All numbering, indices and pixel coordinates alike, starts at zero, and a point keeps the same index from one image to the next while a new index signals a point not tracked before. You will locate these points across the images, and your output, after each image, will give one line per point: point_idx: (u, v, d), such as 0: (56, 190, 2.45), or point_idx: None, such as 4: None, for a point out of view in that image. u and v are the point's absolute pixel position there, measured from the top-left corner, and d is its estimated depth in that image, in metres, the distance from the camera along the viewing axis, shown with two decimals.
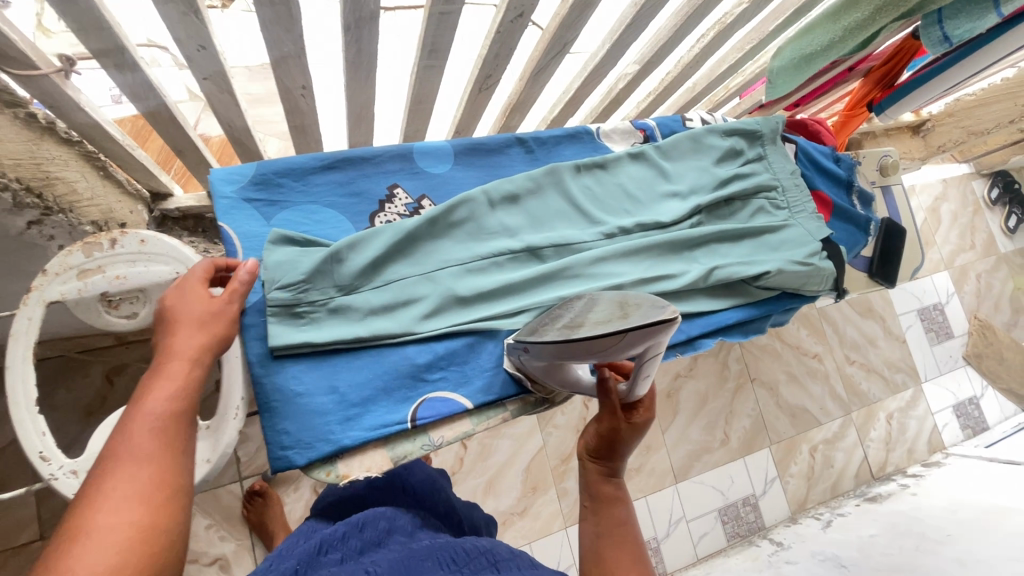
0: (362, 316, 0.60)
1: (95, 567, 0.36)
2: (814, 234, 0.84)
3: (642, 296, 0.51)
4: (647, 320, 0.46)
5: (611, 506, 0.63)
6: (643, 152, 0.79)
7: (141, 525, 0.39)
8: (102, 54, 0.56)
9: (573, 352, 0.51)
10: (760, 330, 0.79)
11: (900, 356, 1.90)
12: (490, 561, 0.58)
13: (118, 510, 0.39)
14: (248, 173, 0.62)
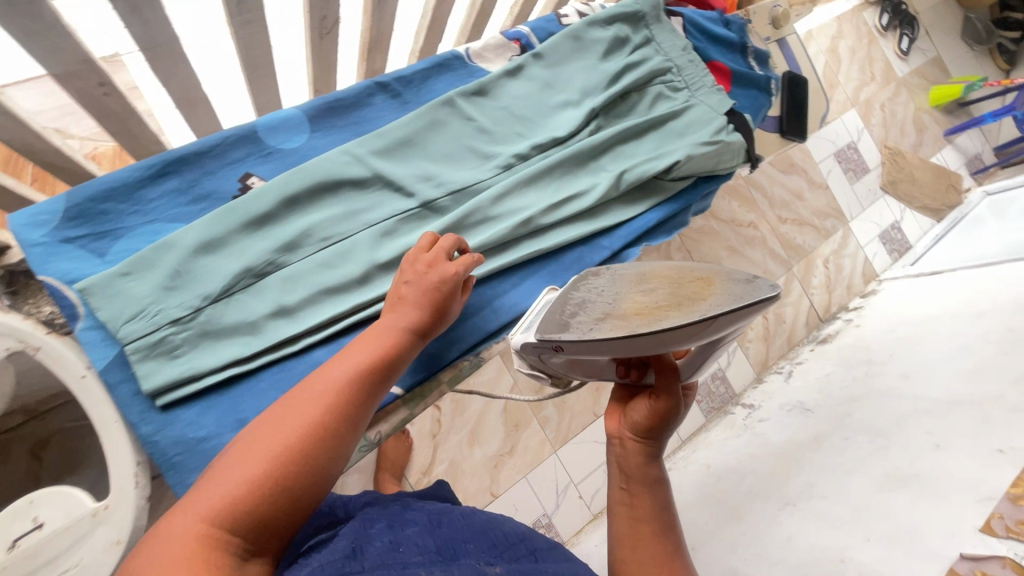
0: (232, 335, 0.61)
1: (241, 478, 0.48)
2: (717, 109, 0.81)
3: (728, 273, 0.52)
4: (744, 302, 0.46)
5: (652, 490, 0.67)
6: (523, 65, 0.71)
7: (276, 464, 0.50)
8: None
9: (647, 345, 0.52)
10: (684, 222, 0.78)
11: (826, 202, 1.97)
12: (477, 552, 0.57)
13: (281, 443, 0.51)
14: (60, 208, 0.61)
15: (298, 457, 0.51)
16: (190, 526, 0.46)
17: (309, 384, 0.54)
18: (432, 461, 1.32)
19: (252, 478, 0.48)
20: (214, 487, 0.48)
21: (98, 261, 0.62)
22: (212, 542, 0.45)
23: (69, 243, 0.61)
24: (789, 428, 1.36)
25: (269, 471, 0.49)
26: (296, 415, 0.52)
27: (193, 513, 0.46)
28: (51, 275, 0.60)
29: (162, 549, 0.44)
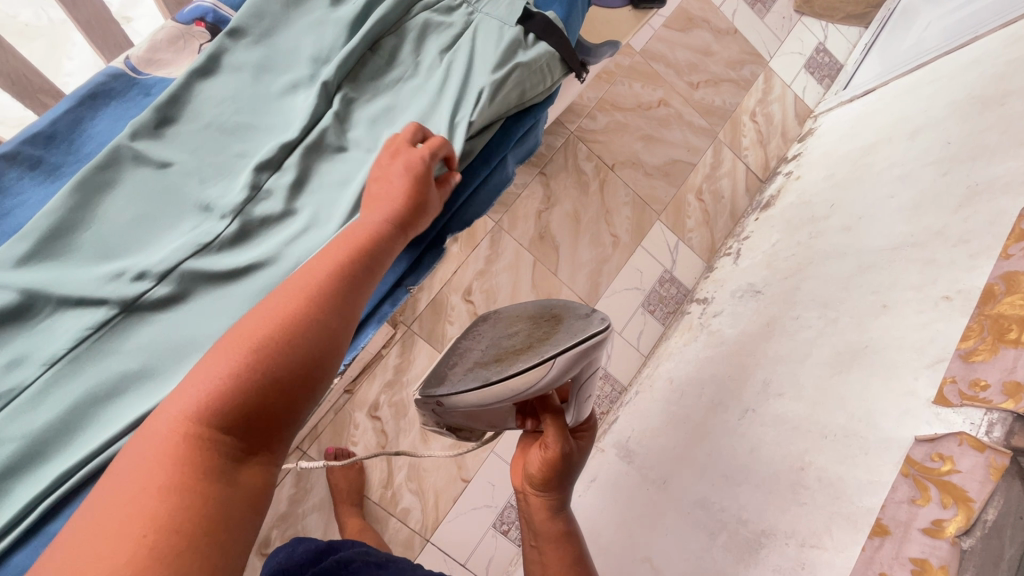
0: None
1: (272, 318, 0.41)
2: (507, 20, 0.62)
3: (573, 312, 0.59)
4: (575, 341, 0.53)
5: (561, 542, 0.63)
6: (214, 57, 0.53)
7: (305, 305, 0.43)
8: None
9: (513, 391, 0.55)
10: (505, 181, 0.64)
11: (739, 49, 1.75)
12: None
13: (304, 287, 0.44)
14: None
15: (325, 302, 0.44)
16: (167, 439, 0.36)
17: (288, 279, 0.45)
18: (390, 472, 1.26)
19: (281, 319, 0.41)
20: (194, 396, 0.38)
21: None
22: (181, 458, 0.36)
23: None
24: (741, 318, 1.27)
25: (301, 311, 0.42)
26: (264, 312, 0.41)
27: (166, 427, 0.37)
28: None
29: (141, 467, 0.35)
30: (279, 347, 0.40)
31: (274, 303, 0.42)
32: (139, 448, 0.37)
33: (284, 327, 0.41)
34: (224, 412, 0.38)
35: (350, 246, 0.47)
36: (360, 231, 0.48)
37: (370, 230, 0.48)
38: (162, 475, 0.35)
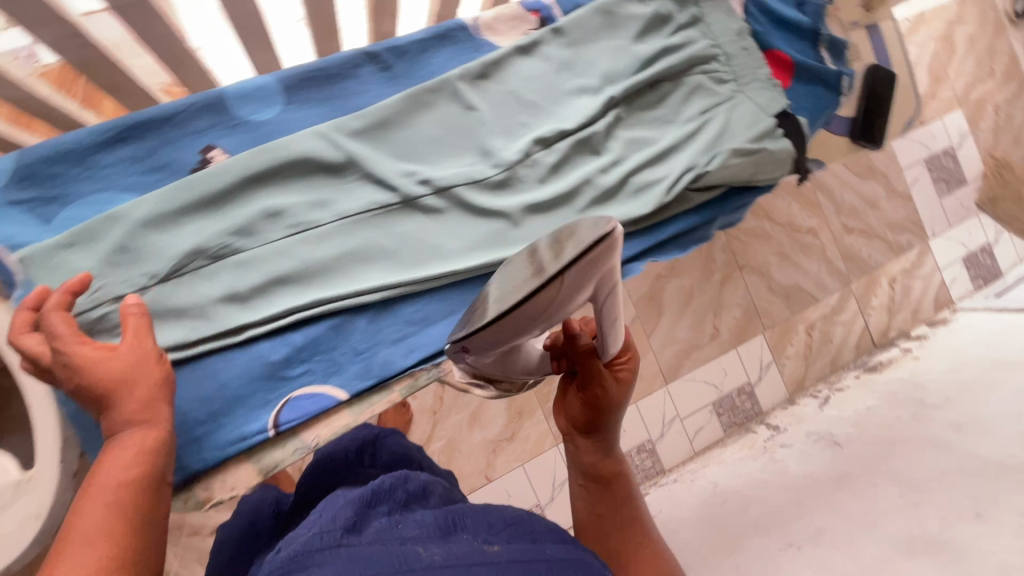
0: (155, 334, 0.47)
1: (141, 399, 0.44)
2: (767, 108, 0.69)
3: (574, 224, 0.44)
4: (579, 251, 0.40)
5: (611, 484, 0.62)
6: (535, 42, 0.63)
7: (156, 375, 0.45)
8: None
9: (531, 318, 0.44)
10: (705, 238, 0.68)
11: (905, 215, 1.75)
12: (529, 533, 0.50)
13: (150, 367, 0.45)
14: (9, 166, 0.47)
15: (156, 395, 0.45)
16: (118, 528, 0.39)
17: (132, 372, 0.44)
18: (429, 436, 1.31)
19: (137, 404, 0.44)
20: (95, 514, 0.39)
21: (43, 229, 0.48)
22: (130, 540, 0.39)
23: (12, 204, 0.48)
24: (811, 460, 1.24)
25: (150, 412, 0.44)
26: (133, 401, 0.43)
27: (103, 522, 0.39)
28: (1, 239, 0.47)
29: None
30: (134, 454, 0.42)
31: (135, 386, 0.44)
32: (78, 557, 0.36)
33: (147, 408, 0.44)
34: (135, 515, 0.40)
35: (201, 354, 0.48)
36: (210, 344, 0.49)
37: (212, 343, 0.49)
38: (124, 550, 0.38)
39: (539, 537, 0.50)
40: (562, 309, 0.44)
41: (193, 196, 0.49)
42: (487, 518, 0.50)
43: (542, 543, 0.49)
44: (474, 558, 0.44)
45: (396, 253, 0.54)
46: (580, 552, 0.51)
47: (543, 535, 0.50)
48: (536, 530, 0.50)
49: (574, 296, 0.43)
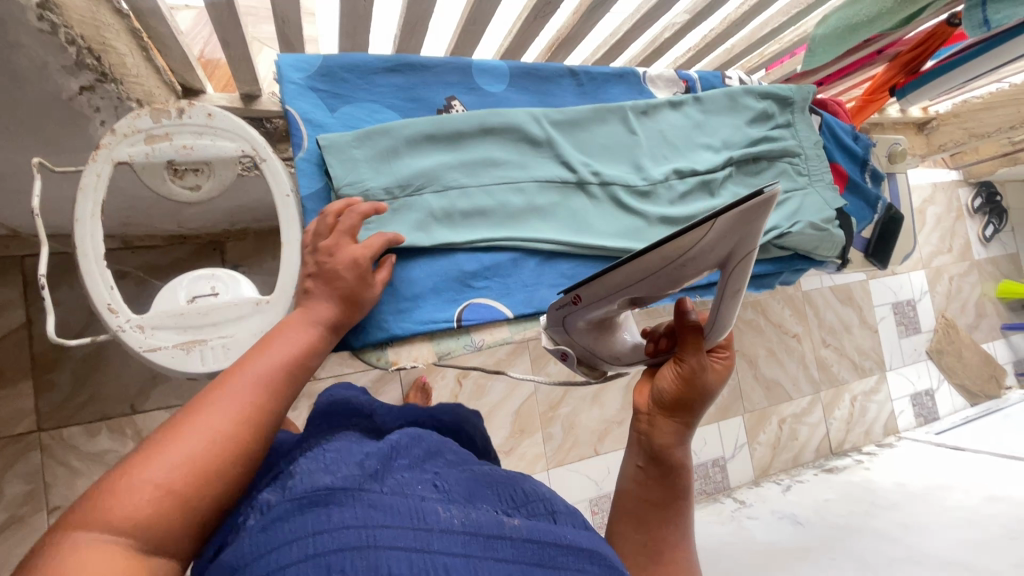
0: (400, 225, 0.55)
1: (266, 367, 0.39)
2: (830, 203, 0.87)
3: None
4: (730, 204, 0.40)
5: (676, 476, 0.51)
6: (683, 102, 0.80)
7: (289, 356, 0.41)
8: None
9: (664, 280, 0.47)
10: (770, 286, 0.84)
11: (870, 345, 2.00)
12: (548, 509, 0.42)
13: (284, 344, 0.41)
14: (316, 62, 0.56)
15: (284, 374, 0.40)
16: (233, 430, 0.35)
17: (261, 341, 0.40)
18: None
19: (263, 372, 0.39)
20: (224, 407, 0.36)
21: (327, 115, 0.56)
22: (238, 448, 0.35)
23: (312, 89, 0.56)
24: (776, 533, 1.36)
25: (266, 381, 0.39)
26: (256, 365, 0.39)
27: (229, 415, 0.36)
28: (292, 111, 0.54)
29: (154, 488, 0.32)
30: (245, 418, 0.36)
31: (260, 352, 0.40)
32: (192, 447, 0.34)
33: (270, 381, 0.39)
34: (254, 425, 0.37)
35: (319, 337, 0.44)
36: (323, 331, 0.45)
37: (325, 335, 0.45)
38: (230, 461, 0.35)
39: (562, 518, 0.41)
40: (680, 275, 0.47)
41: (445, 130, 0.59)
42: (508, 489, 0.43)
43: (562, 523, 0.41)
44: (493, 531, 0.36)
45: (568, 219, 0.65)
46: (605, 547, 0.41)
47: (565, 516, 0.42)
48: (557, 509, 0.42)
49: (705, 257, 0.45)
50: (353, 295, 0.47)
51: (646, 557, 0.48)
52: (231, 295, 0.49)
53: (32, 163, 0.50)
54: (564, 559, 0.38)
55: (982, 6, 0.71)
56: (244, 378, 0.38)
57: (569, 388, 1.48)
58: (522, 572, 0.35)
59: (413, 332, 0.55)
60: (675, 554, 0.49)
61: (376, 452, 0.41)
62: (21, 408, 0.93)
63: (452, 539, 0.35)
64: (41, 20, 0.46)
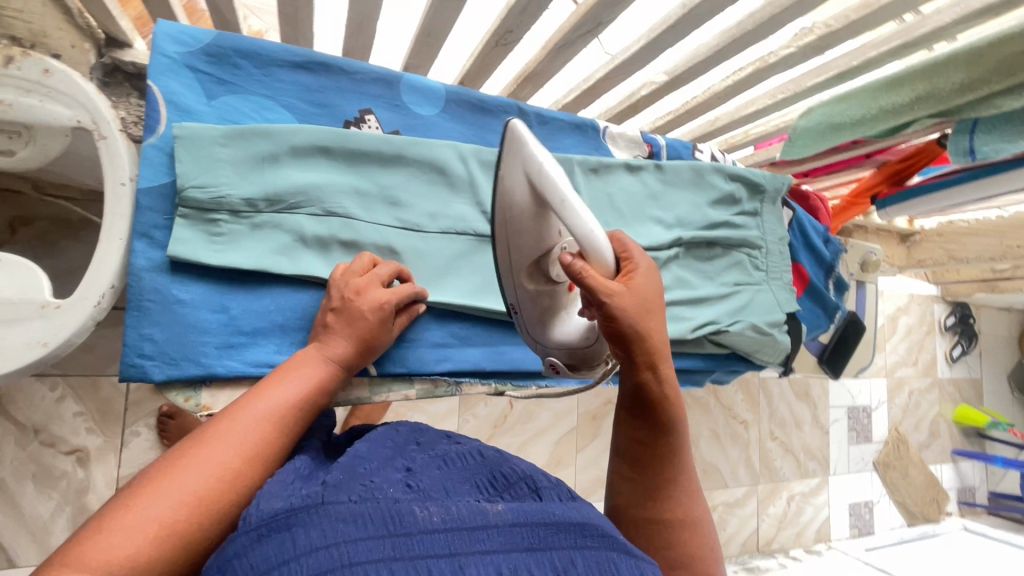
0: (255, 245, 0.47)
1: (230, 451, 0.34)
2: (781, 305, 0.80)
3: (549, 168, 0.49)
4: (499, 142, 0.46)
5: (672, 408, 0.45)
6: (642, 168, 0.72)
7: (258, 443, 0.35)
8: None
9: (525, 222, 0.46)
10: (698, 383, 0.76)
11: (819, 445, 1.94)
12: (530, 487, 0.35)
13: (249, 423, 0.36)
14: (203, 39, 0.48)
15: (248, 453, 0.34)
16: (210, 486, 0.32)
17: (231, 419, 0.35)
18: None
19: (229, 459, 0.33)
20: (207, 459, 0.33)
21: (202, 102, 0.48)
22: (212, 505, 0.31)
23: (190, 68, 0.48)
24: None
25: (235, 462, 0.34)
26: (217, 446, 0.34)
27: (206, 468, 0.32)
28: (157, 88, 0.46)
29: (115, 553, 0.28)
30: (199, 514, 0.31)
31: (217, 433, 0.34)
32: (162, 507, 0.30)
33: (231, 465, 0.33)
34: (237, 476, 0.33)
35: (303, 396, 0.40)
36: (300, 408, 0.39)
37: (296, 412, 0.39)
38: (200, 520, 0.31)
39: (547, 493, 0.34)
40: (535, 215, 0.46)
41: (344, 146, 0.52)
42: (483, 476, 0.36)
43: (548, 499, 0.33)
44: (476, 519, 0.29)
45: (472, 273, 0.57)
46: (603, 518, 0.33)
47: (550, 491, 0.34)
48: (541, 484, 0.34)
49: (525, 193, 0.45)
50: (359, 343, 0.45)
51: (644, 520, 0.43)
52: (10, 290, 0.40)
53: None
54: (552, 535, 0.29)
55: (971, 133, 0.64)
56: (228, 432, 0.35)
57: (494, 435, 1.38)
58: (515, 561, 0.28)
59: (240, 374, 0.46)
60: (679, 502, 0.44)
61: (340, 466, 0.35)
62: None
63: (436, 541, 0.27)
64: None
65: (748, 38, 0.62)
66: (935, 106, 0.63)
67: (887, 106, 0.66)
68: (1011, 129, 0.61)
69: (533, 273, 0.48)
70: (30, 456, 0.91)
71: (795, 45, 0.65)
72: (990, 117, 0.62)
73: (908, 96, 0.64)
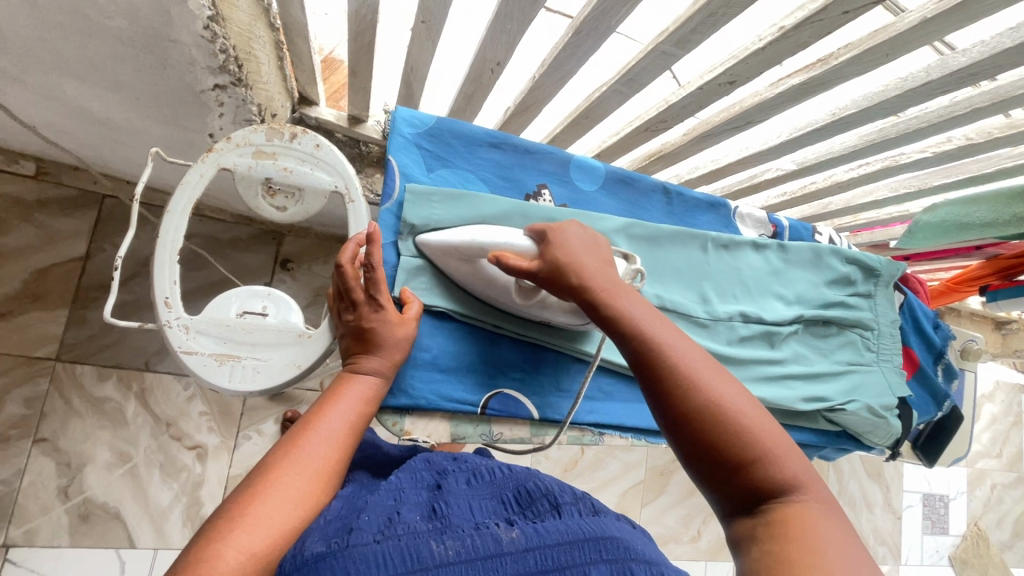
0: (454, 293, 0.55)
1: (315, 461, 0.41)
2: (893, 388, 0.82)
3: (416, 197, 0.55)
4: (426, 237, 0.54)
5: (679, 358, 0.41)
6: (768, 246, 0.78)
7: (334, 458, 0.42)
8: (357, 32, 0.66)
9: (485, 285, 0.53)
10: (808, 458, 0.78)
11: (890, 531, 1.85)
12: (551, 504, 0.44)
13: (325, 437, 0.42)
14: (429, 122, 0.58)
15: (327, 463, 0.41)
16: (322, 466, 0.41)
17: (309, 434, 0.42)
18: None
19: (317, 467, 0.40)
20: (314, 449, 0.41)
21: (422, 173, 0.57)
22: (325, 483, 0.40)
23: (417, 146, 0.58)
24: None
25: (321, 468, 0.41)
26: (302, 457, 0.40)
27: (317, 455, 0.41)
28: (393, 161, 0.56)
29: (266, 523, 0.35)
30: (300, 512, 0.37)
31: (300, 444, 0.41)
32: (294, 482, 0.39)
33: (317, 472, 0.40)
34: (337, 459, 0.42)
35: (356, 400, 0.46)
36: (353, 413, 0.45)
37: (354, 419, 0.45)
38: (319, 495, 0.40)
39: (566, 510, 0.43)
40: (481, 266, 0.52)
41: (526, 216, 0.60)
42: (510, 494, 0.46)
43: (568, 516, 0.42)
44: (492, 549, 0.36)
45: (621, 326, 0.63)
46: (613, 530, 0.42)
47: (570, 507, 0.43)
48: (561, 501, 0.44)
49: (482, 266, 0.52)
50: (392, 341, 0.48)
51: (754, 538, 0.35)
52: (277, 319, 0.49)
53: (152, 148, 0.53)
54: (575, 547, 0.38)
55: None
56: (329, 417, 0.44)
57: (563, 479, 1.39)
58: None
59: (435, 407, 0.53)
60: (772, 474, 0.37)
61: (369, 503, 0.41)
62: (46, 334, 0.94)
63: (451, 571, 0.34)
64: (205, 29, 0.49)
65: (887, 143, 0.68)
66: None
67: (1019, 214, 0.70)
68: None
69: (522, 293, 0.52)
70: (161, 447, 0.99)
71: (931, 150, 0.70)
72: None
73: None
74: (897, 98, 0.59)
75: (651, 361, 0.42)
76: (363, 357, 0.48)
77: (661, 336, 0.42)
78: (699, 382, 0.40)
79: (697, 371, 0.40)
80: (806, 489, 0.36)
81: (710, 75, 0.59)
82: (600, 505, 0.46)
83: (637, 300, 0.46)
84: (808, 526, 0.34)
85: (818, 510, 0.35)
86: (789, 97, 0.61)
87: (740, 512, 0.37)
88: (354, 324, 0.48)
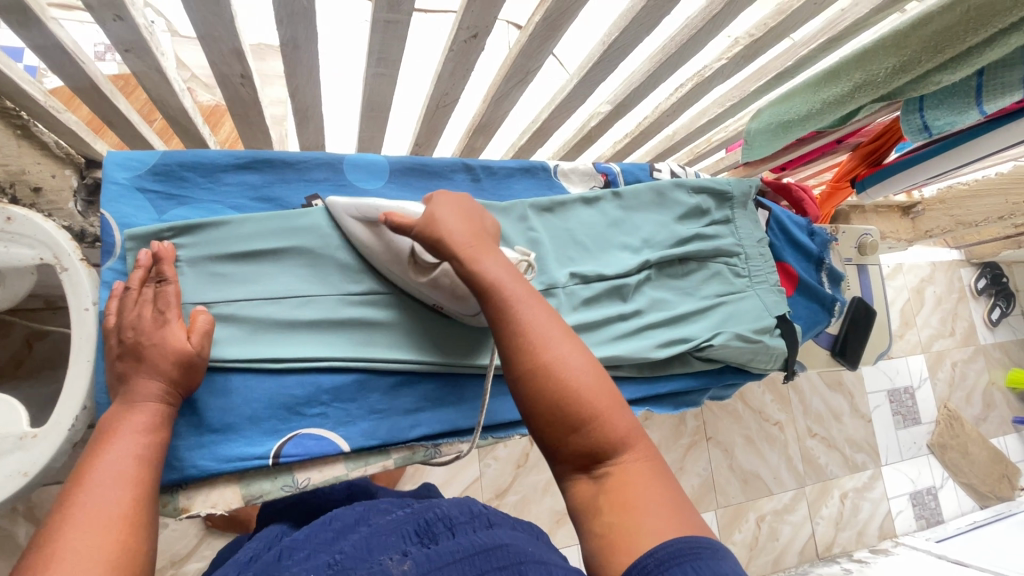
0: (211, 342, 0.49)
1: (102, 509, 0.36)
2: (770, 309, 0.79)
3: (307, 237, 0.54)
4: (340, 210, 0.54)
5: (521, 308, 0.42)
6: (599, 198, 0.73)
7: (128, 501, 0.37)
8: (77, 87, 0.60)
9: (381, 249, 0.53)
10: (696, 403, 0.75)
11: (864, 435, 1.85)
12: (447, 525, 0.40)
13: (107, 485, 0.37)
14: (149, 160, 0.52)
15: (120, 507, 0.37)
16: (115, 515, 0.36)
17: (87, 485, 0.37)
18: None
19: (107, 515, 0.36)
20: (99, 499, 0.36)
21: (153, 218, 0.51)
22: (133, 527, 0.36)
23: (139, 190, 0.51)
24: None
25: (115, 514, 0.36)
26: (86, 513, 0.35)
27: (106, 504, 0.36)
28: (110, 214, 0.50)
29: None
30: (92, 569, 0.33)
31: (76, 502, 0.36)
32: (77, 539, 0.34)
33: (108, 519, 0.36)
34: (136, 500, 0.38)
35: (142, 434, 0.41)
36: (139, 454, 0.40)
37: (143, 457, 0.40)
38: (124, 541, 0.35)
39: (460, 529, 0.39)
40: (381, 229, 0.52)
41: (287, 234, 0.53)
42: (411, 526, 0.41)
43: (460, 535, 0.39)
44: None
45: (438, 321, 0.57)
46: (512, 538, 0.38)
47: (464, 526, 0.40)
48: (455, 521, 0.40)
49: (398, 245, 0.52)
50: (172, 360, 0.44)
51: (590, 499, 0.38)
52: None
53: None
54: (465, 563, 0.35)
55: (920, 111, 0.65)
56: (105, 463, 0.39)
57: (518, 474, 1.34)
58: None
59: (212, 474, 0.47)
60: (601, 437, 0.39)
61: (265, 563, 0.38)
62: None
63: None
64: None
65: (675, 58, 0.64)
66: (875, 92, 0.63)
67: (828, 99, 0.67)
68: (954, 104, 0.62)
69: (417, 269, 0.51)
70: None
71: (725, 56, 0.67)
72: (934, 94, 0.63)
73: (848, 86, 0.64)
74: (644, 10, 0.55)
75: (502, 321, 0.42)
76: (133, 380, 0.43)
77: (508, 290, 0.43)
78: (541, 348, 0.40)
79: (535, 337, 0.41)
80: (632, 449, 0.39)
81: (452, 33, 0.56)
82: (497, 521, 0.42)
83: (497, 259, 0.46)
84: (633, 489, 0.37)
85: (640, 466, 0.38)
86: (544, 35, 0.58)
87: (576, 474, 0.39)
88: (133, 340, 0.44)
